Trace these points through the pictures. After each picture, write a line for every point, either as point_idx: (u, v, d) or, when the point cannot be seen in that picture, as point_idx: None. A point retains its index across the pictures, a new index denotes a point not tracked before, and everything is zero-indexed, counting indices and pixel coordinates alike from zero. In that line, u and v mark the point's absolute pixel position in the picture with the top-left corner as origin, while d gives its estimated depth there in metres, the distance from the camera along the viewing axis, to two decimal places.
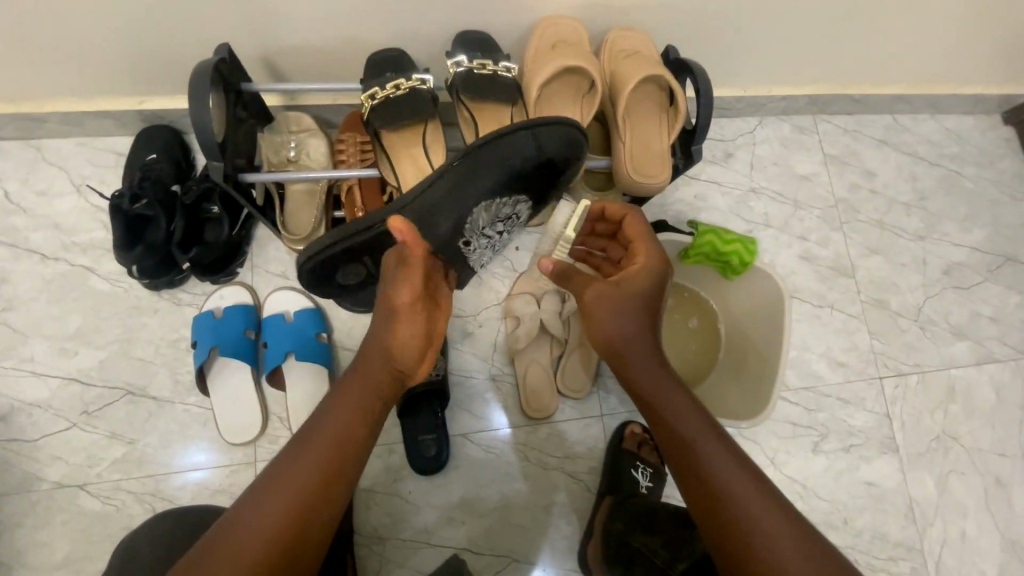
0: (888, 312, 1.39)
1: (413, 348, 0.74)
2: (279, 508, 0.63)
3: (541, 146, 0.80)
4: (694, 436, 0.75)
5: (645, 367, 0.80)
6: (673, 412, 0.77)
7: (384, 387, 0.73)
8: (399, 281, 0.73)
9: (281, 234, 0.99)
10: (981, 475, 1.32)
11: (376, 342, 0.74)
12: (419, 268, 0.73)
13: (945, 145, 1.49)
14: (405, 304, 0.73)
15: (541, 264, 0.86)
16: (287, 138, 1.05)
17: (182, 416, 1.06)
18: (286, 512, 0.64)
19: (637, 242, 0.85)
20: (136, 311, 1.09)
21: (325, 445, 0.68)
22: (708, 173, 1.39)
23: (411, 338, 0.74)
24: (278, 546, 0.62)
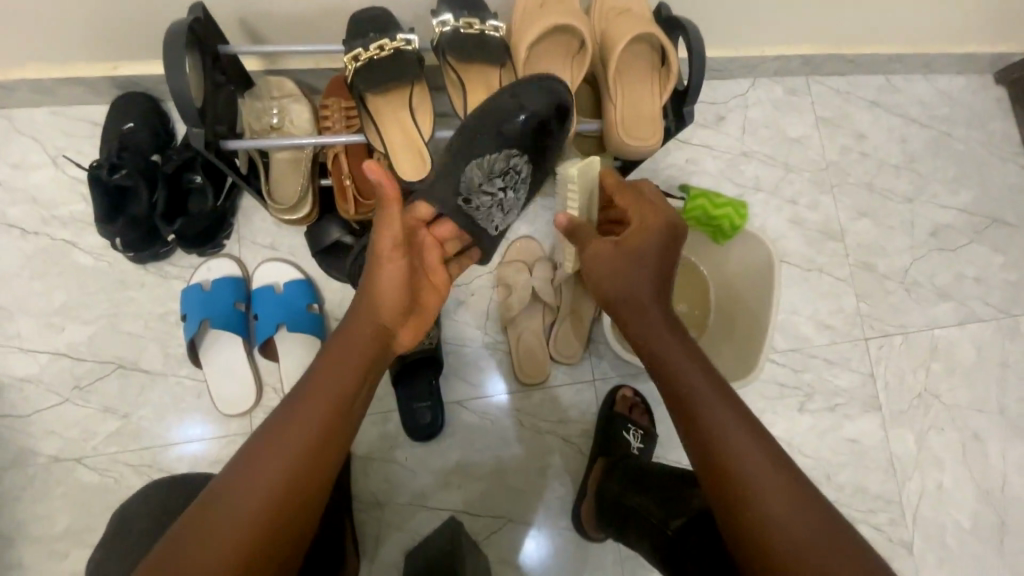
0: (875, 275, 1.41)
1: (397, 298, 0.73)
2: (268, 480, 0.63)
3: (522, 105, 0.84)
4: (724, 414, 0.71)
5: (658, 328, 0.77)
6: (702, 402, 0.72)
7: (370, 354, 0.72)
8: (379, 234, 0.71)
9: (267, 203, 0.97)
10: (958, 430, 1.37)
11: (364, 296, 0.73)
12: (396, 218, 0.71)
13: (937, 107, 1.48)
14: (387, 252, 0.71)
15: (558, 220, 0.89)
16: (268, 103, 1.00)
17: (176, 389, 1.06)
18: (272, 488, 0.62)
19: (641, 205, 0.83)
20: (122, 285, 1.07)
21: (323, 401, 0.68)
22: (699, 137, 1.38)
23: (393, 287, 0.72)
24: (273, 504, 0.62)
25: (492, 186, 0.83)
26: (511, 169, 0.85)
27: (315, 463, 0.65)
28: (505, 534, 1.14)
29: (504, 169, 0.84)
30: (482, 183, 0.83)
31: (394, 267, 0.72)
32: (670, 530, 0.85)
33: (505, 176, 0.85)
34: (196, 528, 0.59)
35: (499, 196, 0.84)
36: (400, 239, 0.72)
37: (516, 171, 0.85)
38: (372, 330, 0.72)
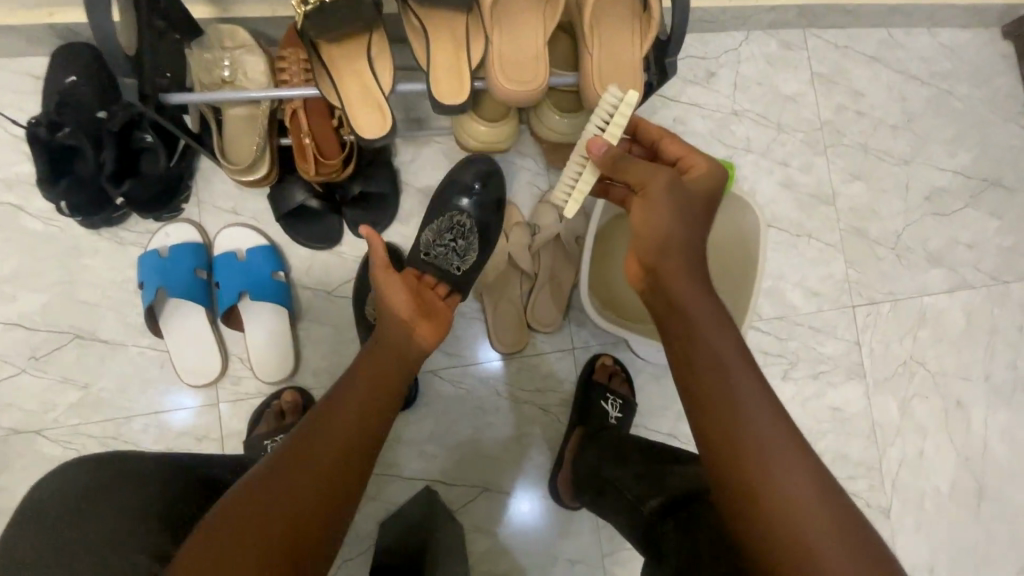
0: (866, 240, 1.36)
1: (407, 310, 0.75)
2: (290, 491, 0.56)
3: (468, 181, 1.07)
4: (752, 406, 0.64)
5: (685, 284, 0.71)
6: (726, 366, 0.66)
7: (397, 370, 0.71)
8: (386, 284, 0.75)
9: (220, 163, 0.91)
10: (942, 397, 1.36)
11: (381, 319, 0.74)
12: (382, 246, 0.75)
13: (938, 63, 1.41)
14: (384, 271, 0.75)
15: (592, 143, 0.78)
16: (220, 55, 0.93)
17: (137, 359, 1.02)
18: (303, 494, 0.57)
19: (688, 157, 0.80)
20: (75, 251, 1.02)
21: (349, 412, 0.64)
22: (688, 94, 1.31)
23: (403, 302, 0.75)
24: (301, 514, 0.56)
25: (444, 239, 1.00)
26: (456, 225, 1.02)
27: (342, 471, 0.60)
28: (481, 503, 1.13)
29: (450, 225, 1.02)
30: (434, 240, 1.00)
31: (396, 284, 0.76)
32: (647, 510, 0.77)
33: (453, 231, 1.01)
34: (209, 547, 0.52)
35: (451, 245, 1.00)
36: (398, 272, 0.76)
37: (461, 225, 1.02)
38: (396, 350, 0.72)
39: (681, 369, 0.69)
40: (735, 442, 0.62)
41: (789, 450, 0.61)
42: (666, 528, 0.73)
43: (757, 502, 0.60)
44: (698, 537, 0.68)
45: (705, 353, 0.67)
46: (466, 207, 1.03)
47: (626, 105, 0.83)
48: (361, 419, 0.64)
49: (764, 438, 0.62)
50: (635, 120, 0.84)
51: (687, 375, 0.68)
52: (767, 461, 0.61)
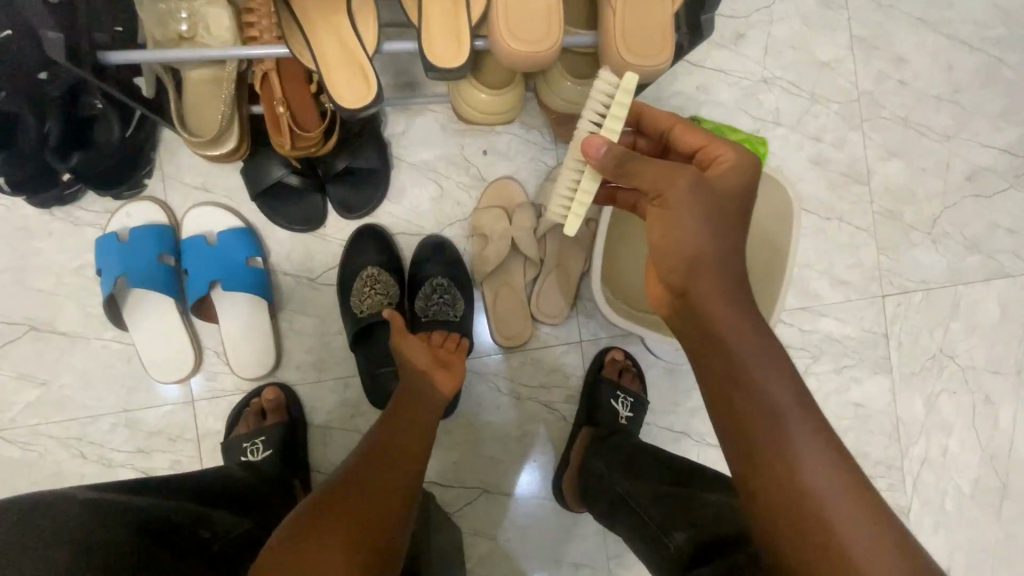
0: (901, 224, 1.25)
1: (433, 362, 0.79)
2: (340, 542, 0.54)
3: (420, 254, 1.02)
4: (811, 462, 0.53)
5: (720, 311, 0.59)
6: (773, 413, 0.55)
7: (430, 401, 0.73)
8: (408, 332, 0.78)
9: (180, 134, 0.78)
10: (971, 393, 1.28)
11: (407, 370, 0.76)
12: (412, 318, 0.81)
13: (991, 27, 1.27)
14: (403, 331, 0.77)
15: (588, 142, 0.62)
16: (175, 5, 0.79)
17: (101, 353, 0.93)
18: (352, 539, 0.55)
19: (710, 146, 0.65)
20: (26, 233, 0.91)
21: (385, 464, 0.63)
22: (713, 59, 1.17)
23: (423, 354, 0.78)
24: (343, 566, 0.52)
25: (434, 304, 0.99)
26: (436, 288, 0.99)
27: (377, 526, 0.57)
28: (480, 505, 1.06)
29: (432, 292, 0.99)
30: (423, 308, 0.99)
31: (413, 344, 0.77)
32: (673, 547, 0.69)
33: (439, 295, 0.99)
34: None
35: (443, 300, 0.99)
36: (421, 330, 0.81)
37: (440, 285, 0.99)
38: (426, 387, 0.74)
39: (720, 415, 0.58)
40: (793, 507, 0.52)
41: (860, 512, 0.51)
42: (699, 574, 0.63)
43: None
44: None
45: (748, 396, 0.56)
46: (430, 269, 1.00)
47: (624, 92, 0.66)
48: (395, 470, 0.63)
49: (829, 500, 0.52)
50: (637, 107, 0.69)
51: (729, 424, 0.57)
52: (833, 529, 0.51)
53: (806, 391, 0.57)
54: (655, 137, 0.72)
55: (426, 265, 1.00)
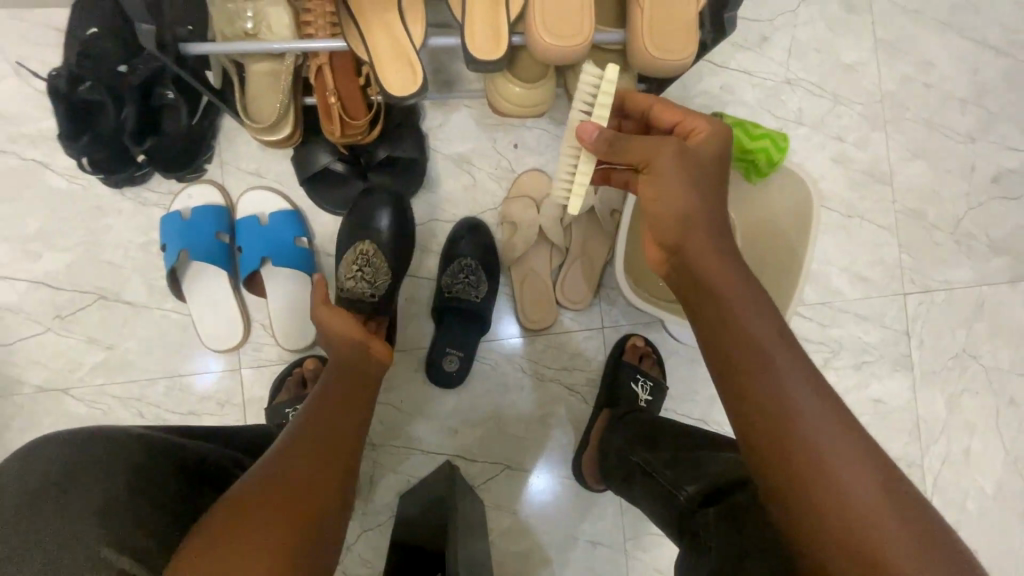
0: (924, 224, 1.26)
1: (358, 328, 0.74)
2: (267, 524, 0.51)
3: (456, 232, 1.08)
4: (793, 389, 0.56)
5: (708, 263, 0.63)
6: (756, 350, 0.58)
7: (353, 376, 0.71)
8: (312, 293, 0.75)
9: (243, 121, 0.87)
10: (994, 395, 1.27)
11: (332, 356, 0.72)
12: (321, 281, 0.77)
13: (1018, 31, 1.28)
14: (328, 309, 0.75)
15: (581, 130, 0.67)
16: (241, 6, 0.87)
17: (161, 322, 1.01)
18: (278, 525, 0.52)
19: (686, 119, 0.70)
20: (99, 210, 1.00)
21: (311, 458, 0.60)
22: (738, 60, 1.21)
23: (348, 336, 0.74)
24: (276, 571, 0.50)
25: (460, 282, 1.05)
26: (464, 268, 1.05)
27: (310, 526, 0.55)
28: (502, 480, 1.11)
29: (459, 271, 1.05)
30: (450, 286, 1.05)
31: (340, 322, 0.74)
32: (685, 500, 0.72)
33: (466, 274, 1.05)
34: None
35: (468, 280, 1.05)
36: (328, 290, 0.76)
37: (469, 265, 1.05)
38: (347, 354, 0.72)
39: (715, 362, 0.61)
40: (775, 432, 0.55)
41: (838, 427, 0.54)
42: (705, 517, 0.68)
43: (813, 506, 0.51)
44: (744, 530, 0.61)
45: (737, 337, 0.60)
46: (463, 248, 1.06)
47: (609, 83, 0.70)
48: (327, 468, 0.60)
49: (814, 427, 0.54)
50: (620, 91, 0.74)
51: (718, 363, 0.61)
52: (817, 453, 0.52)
53: (787, 329, 0.60)
54: (637, 116, 0.76)
55: (460, 243, 1.07)
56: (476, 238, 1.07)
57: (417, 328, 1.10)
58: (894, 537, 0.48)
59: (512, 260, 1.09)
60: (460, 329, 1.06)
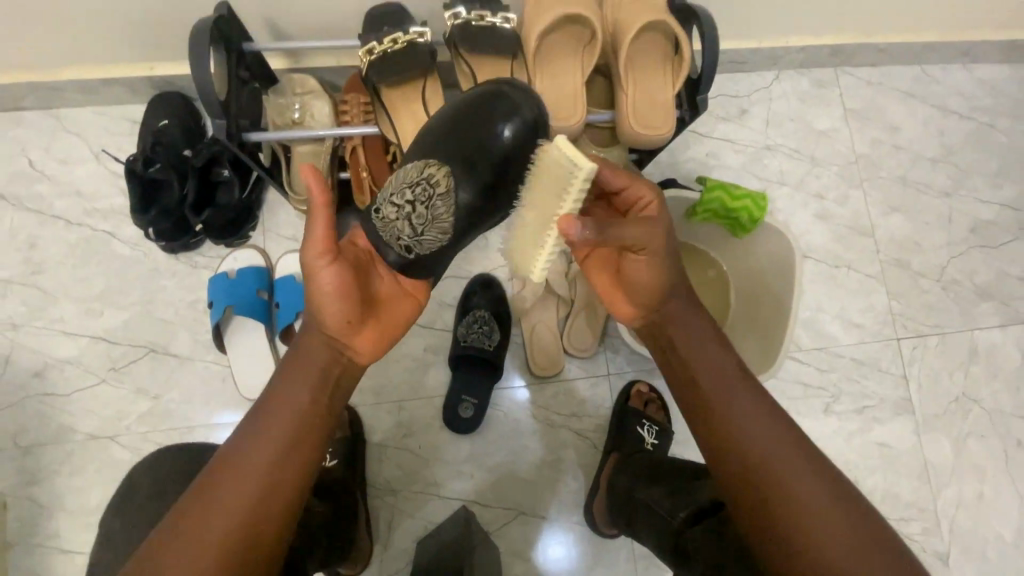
0: (909, 272, 1.35)
1: (338, 308, 0.72)
2: (223, 519, 0.64)
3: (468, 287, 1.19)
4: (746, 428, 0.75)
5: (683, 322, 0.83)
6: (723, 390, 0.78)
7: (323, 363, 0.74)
8: (307, 239, 0.69)
9: (288, 194, 1.02)
10: (1001, 437, 1.29)
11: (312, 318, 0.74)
12: (326, 223, 0.69)
13: (977, 98, 1.41)
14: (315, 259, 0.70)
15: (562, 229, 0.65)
16: (292, 99, 1.05)
17: (202, 373, 1.11)
18: (233, 525, 0.64)
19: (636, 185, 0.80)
20: (156, 273, 1.13)
21: (283, 423, 0.71)
22: (721, 130, 1.36)
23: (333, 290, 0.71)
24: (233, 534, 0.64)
25: (473, 333, 1.14)
26: (477, 320, 1.15)
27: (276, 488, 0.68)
28: (517, 526, 1.14)
29: (473, 322, 1.15)
30: (465, 337, 1.14)
31: (329, 273, 0.70)
32: (680, 523, 0.83)
33: (480, 326, 1.15)
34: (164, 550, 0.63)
35: (482, 331, 1.14)
36: (328, 244, 0.69)
37: (481, 317, 1.15)
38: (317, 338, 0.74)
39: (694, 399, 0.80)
40: (749, 469, 0.72)
41: (796, 456, 0.73)
42: (694, 536, 0.80)
43: (773, 509, 0.69)
44: (730, 546, 0.75)
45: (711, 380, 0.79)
46: (476, 302, 1.17)
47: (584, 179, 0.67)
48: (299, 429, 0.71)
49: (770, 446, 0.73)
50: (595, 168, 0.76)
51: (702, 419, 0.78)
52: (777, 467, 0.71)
53: (744, 366, 0.81)
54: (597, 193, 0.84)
55: (474, 297, 1.17)
56: (488, 292, 1.18)
57: (435, 376, 1.18)
58: (829, 525, 0.67)
59: (521, 311, 1.19)
60: (475, 377, 1.14)
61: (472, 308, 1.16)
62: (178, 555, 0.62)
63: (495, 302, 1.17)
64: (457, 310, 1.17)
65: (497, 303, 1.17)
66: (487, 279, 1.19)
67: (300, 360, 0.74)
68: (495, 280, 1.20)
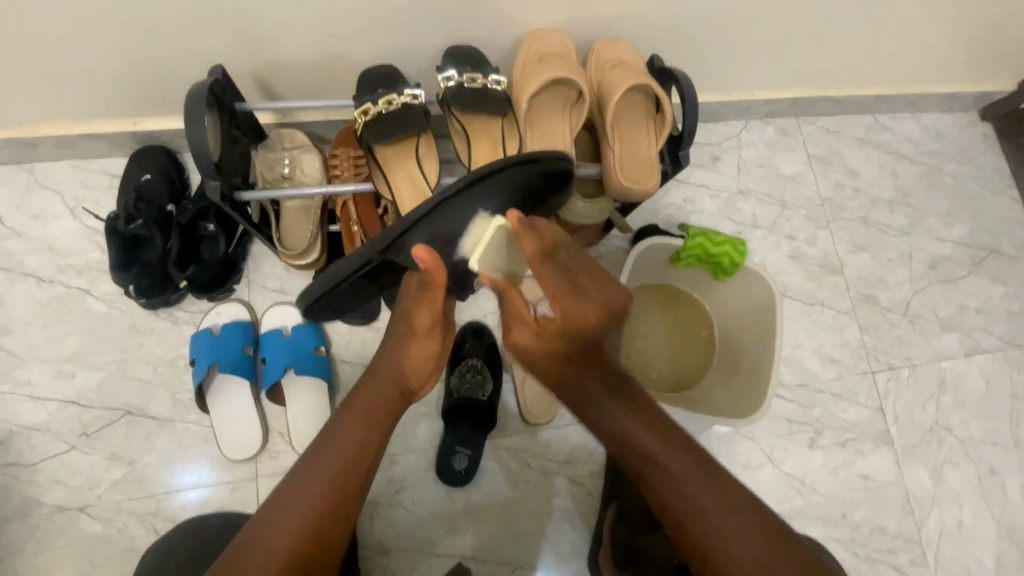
0: (877, 308, 1.41)
1: (423, 368, 0.78)
2: (289, 541, 0.66)
3: (460, 336, 1.19)
4: (706, 504, 0.72)
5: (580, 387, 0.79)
6: (637, 442, 0.77)
7: (390, 405, 0.77)
8: (422, 306, 0.75)
9: (277, 249, 1.00)
10: (974, 464, 1.34)
11: (389, 359, 0.78)
12: (440, 298, 0.74)
13: (926, 143, 1.53)
14: (425, 329, 0.76)
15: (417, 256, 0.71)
16: (282, 154, 1.05)
17: (182, 434, 1.06)
18: (300, 535, 0.66)
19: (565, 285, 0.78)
20: (133, 330, 1.09)
21: (348, 447, 0.73)
22: (696, 177, 1.42)
23: (422, 360, 0.78)
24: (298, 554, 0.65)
25: (464, 382, 1.14)
26: (468, 368, 1.15)
27: (337, 513, 0.69)
28: None
29: (465, 371, 1.15)
30: (456, 387, 1.14)
31: (428, 340, 0.77)
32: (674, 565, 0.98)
33: (471, 374, 1.15)
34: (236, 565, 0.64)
35: (473, 380, 1.14)
36: (439, 317, 0.76)
37: (472, 366, 1.16)
38: (392, 382, 0.77)
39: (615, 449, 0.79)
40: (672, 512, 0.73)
41: (711, 495, 0.73)
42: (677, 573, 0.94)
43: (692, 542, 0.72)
44: None
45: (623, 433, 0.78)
46: (467, 351, 1.17)
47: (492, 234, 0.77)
48: (359, 455, 0.73)
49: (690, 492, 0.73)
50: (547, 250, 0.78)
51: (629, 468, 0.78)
52: (695, 512, 0.72)
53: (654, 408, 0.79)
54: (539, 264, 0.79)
55: (466, 346, 1.17)
56: (480, 340, 1.18)
57: (427, 427, 1.16)
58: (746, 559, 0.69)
59: (513, 359, 1.19)
60: (468, 427, 1.13)
61: (464, 356, 1.17)
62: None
63: (486, 349, 1.18)
64: (449, 359, 1.17)
65: (489, 351, 1.18)
66: (478, 327, 1.19)
67: (368, 395, 0.76)
68: (486, 327, 1.20)
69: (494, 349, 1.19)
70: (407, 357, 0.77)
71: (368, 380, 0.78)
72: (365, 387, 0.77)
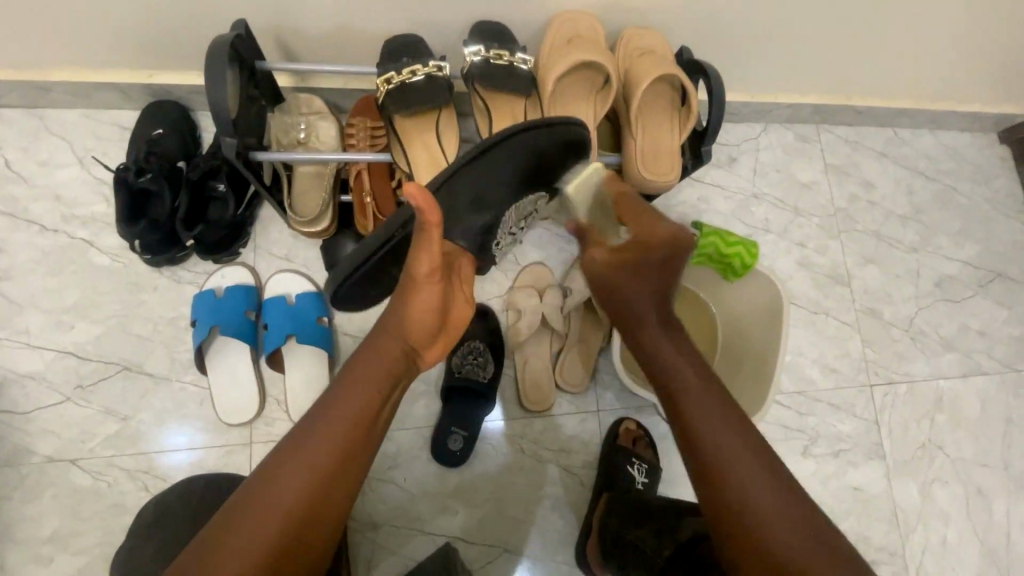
0: (881, 322, 1.41)
1: (426, 326, 0.73)
2: (284, 504, 0.66)
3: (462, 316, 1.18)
4: (745, 472, 0.70)
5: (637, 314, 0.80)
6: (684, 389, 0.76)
7: (395, 363, 0.74)
8: (420, 251, 0.70)
9: (288, 215, 0.99)
10: (963, 484, 1.35)
11: (393, 316, 0.74)
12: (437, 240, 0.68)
13: (943, 161, 1.51)
14: (424, 276, 0.70)
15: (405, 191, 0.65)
16: (297, 119, 1.04)
17: (178, 395, 1.05)
18: (293, 505, 0.66)
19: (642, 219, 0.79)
20: (135, 286, 1.08)
21: (345, 411, 0.70)
22: (711, 176, 1.41)
23: (428, 312, 0.72)
24: (293, 519, 0.66)
25: (464, 361, 1.13)
26: (469, 349, 1.15)
27: (332, 477, 0.68)
28: (500, 564, 1.12)
29: (466, 351, 1.14)
30: (457, 365, 1.13)
31: (432, 291, 0.72)
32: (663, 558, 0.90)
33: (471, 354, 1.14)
34: (230, 528, 0.64)
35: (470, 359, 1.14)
36: (438, 265, 0.70)
37: (473, 346, 1.15)
38: (398, 339, 0.73)
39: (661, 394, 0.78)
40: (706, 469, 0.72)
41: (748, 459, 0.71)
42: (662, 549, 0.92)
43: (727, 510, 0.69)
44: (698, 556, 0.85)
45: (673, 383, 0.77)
46: (470, 332, 1.16)
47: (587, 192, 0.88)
48: (359, 419, 0.70)
49: (728, 453, 0.71)
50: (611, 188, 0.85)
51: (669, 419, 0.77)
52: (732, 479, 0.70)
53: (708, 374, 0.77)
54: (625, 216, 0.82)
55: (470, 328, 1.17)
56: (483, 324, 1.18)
57: (425, 406, 1.15)
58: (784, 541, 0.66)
59: (514, 344, 1.18)
60: (466, 409, 1.12)
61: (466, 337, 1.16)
62: (239, 541, 0.63)
63: (488, 334, 1.17)
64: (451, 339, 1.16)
65: (489, 335, 1.17)
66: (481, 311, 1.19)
67: (369, 356, 0.73)
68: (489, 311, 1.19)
69: (495, 333, 1.18)
70: (410, 312, 0.72)
71: (373, 339, 0.74)
72: (371, 346, 0.74)
